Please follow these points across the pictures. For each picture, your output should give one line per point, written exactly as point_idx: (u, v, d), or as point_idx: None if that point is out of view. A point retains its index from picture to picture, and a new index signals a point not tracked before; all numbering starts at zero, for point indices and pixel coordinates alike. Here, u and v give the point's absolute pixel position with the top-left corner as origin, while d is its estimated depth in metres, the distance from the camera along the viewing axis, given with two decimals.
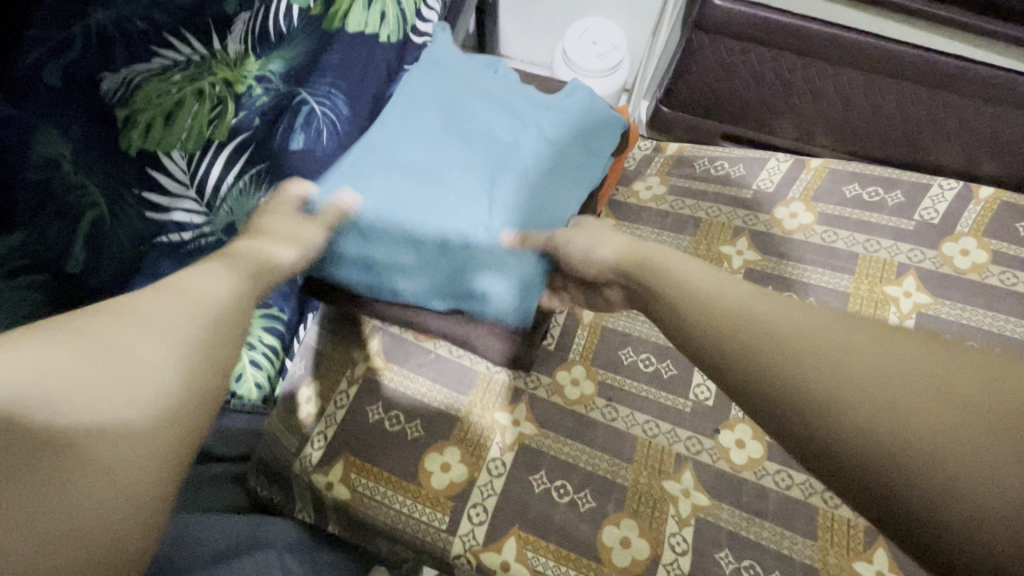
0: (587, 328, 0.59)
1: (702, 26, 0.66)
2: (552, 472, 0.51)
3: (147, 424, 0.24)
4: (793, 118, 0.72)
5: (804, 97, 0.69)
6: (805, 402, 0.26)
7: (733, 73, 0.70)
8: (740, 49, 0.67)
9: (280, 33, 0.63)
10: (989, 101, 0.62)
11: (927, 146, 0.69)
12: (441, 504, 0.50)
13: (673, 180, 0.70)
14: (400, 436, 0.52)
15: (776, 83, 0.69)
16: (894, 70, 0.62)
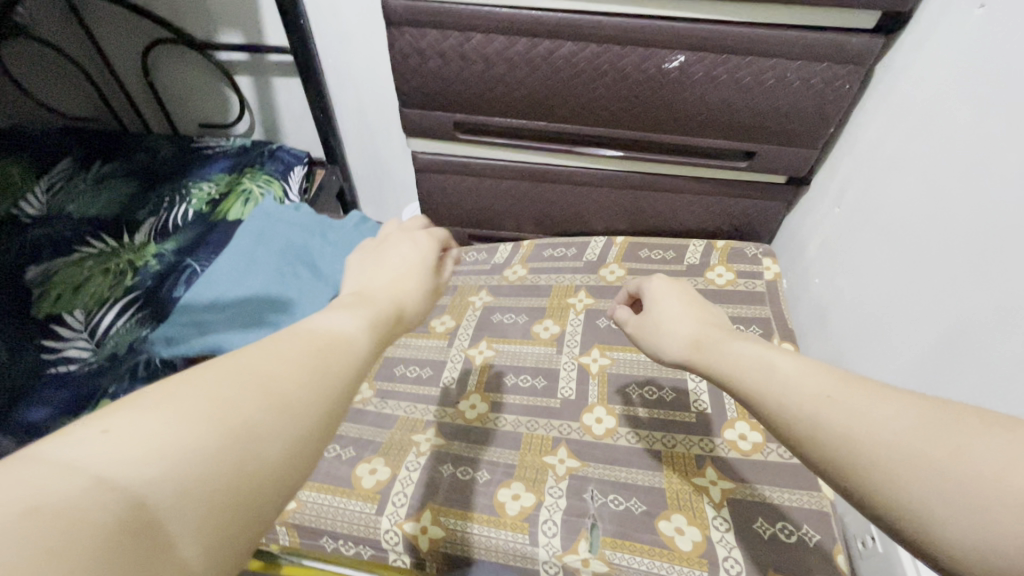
0: (479, 369, 0.80)
1: (482, 160, 0.94)
2: (456, 462, 0.66)
3: (255, 466, 0.26)
4: (573, 210, 0.99)
5: (570, 194, 0.96)
6: (839, 454, 0.32)
7: (517, 187, 0.97)
8: (514, 168, 0.94)
9: (176, 227, 1.22)
10: (680, 183, 0.90)
11: (669, 216, 0.96)
12: (370, 496, 0.63)
13: (530, 264, 0.97)
14: (335, 457, 0.67)
15: (547, 187, 0.96)
16: (610, 171, 0.91)
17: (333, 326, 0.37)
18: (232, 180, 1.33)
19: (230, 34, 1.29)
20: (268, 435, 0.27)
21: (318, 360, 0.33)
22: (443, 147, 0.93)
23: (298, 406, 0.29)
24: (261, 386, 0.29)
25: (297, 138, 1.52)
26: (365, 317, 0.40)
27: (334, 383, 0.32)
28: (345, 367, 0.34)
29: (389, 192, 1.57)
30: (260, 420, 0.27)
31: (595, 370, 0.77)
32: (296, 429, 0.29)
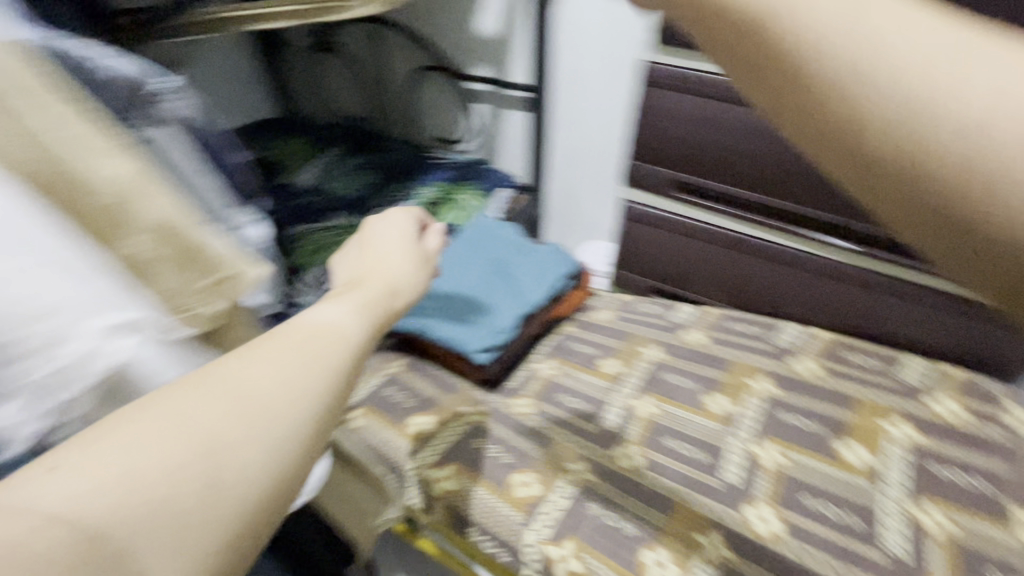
0: (640, 422, 0.80)
1: (688, 219, 0.99)
2: (605, 505, 0.67)
3: (229, 475, 0.29)
4: (767, 290, 0.97)
5: (768, 273, 0.96)
6: (921, 211, 0.28)
7: (715, 253, 1.00)
8: (718, 233, 0.97)
9: (398, 218, 1.44)
10: (899, 290, 0.84)
11: (878, 324, 0.89)
12: (520, 507, 0.67)
13: (712, 334, 0.95)
14: (495, 458, 0.73)
15: (747, 260, 0.97)
16: (819, 259, 0.89)
17: (325, 323, 0.40)
18: (450, 189, 1.52)
19: (485, 70, 1.52)
20: (235, 441, 0.30)
21: (283, 357, 0.35)
22: (658, 202, 1.01)
23: (266, 407, 0.32)
24: (227, 397, 0.31)
25: (509, 164, 1.70)
26: (353, 313, 0.43)
27: (318, 383, 0.35)
28: (331, 365, 0.36)
29: (575, 228, 1.65)
30: (224, 430, 0.30)
31: (768, 464, 0.72)
32: (268, 431, 0.31)
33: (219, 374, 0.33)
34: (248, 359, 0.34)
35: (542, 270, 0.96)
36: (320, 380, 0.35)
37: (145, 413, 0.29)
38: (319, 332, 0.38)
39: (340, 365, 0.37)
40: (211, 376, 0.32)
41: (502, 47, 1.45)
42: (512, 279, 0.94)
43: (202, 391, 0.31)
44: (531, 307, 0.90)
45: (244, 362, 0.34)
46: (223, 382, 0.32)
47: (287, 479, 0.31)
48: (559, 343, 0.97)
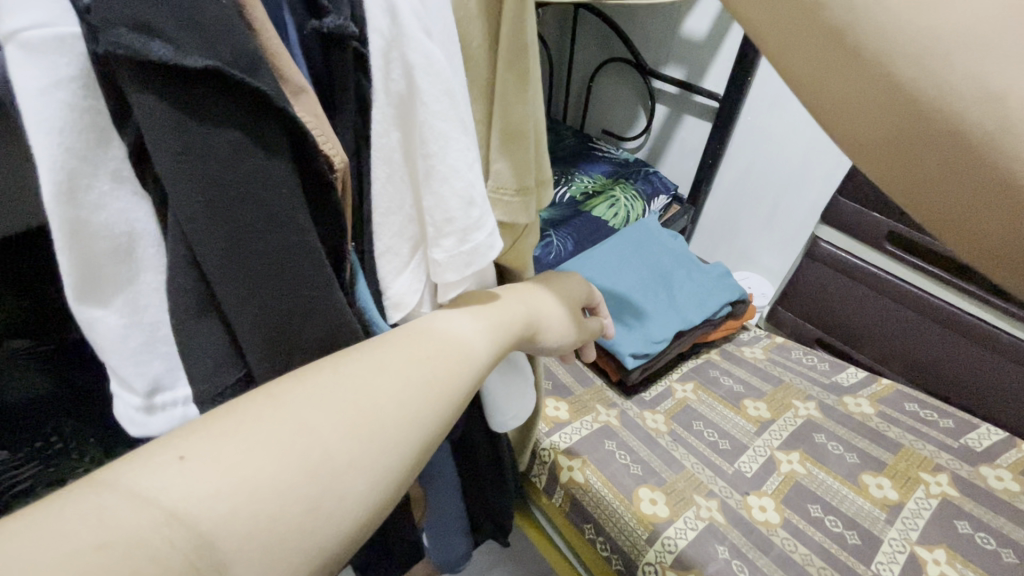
0: (781, 476, 0.74)
1: (885, 274, 0.89)
2: (733, 551, 0.63)
3: (336, 503, 0.25)
4: (959, 374, 0.85)
5: (969, 355, 0.83)
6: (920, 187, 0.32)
7: (905, 317, 0.88)
8: (916, 296, 0.86)
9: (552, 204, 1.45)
10: None
11: None
12: (644, 523, 0.65)
13: (881, 407, 0.84)
14: (624, 465, 0.71)
15: (944, 335, 0.85)
16: None
17: (456, 332, 0.35)
18: (609, 184, 1.48)
19: (675, 70, 1.46)
20: (350, 461, 0.25)
21: (408, 366, 0.30)
22: (853, 247, 0.92)
23: (388, 432, 0.27)
24: (355, 399, 0.27)
25: (672, 169, 1.63)
26: (487, 323, 0.37)
27: (441, 405, 0.30)
28: (445, 392, 0.31)
29: (727, 251, 1.54)
30: (340, 451, 0.25)
31: (933, 572, 0.62)
32: (383, 460, 0.27)
33: (347, 379, 0.28)
34: (378, 368, 0.29)
35: (702, 290, 0.92)
36: (435, 410, 0.30)
37: (262, 412, 0.25)
38: (453, 352, 0.33)
39: (457, 390, 0.32)
40: (339, 379, 0.28)
41: (702, 48, 1.37)
42: (669, 291, 0.91)
43: (331, 395, 0.27)
44: (688, 324, 0.86)
45: (374, 370, 0.29)
46: (352, 390, 0.27)
47: (373, 516, 0.26)
48: (700, 367, 0.92)
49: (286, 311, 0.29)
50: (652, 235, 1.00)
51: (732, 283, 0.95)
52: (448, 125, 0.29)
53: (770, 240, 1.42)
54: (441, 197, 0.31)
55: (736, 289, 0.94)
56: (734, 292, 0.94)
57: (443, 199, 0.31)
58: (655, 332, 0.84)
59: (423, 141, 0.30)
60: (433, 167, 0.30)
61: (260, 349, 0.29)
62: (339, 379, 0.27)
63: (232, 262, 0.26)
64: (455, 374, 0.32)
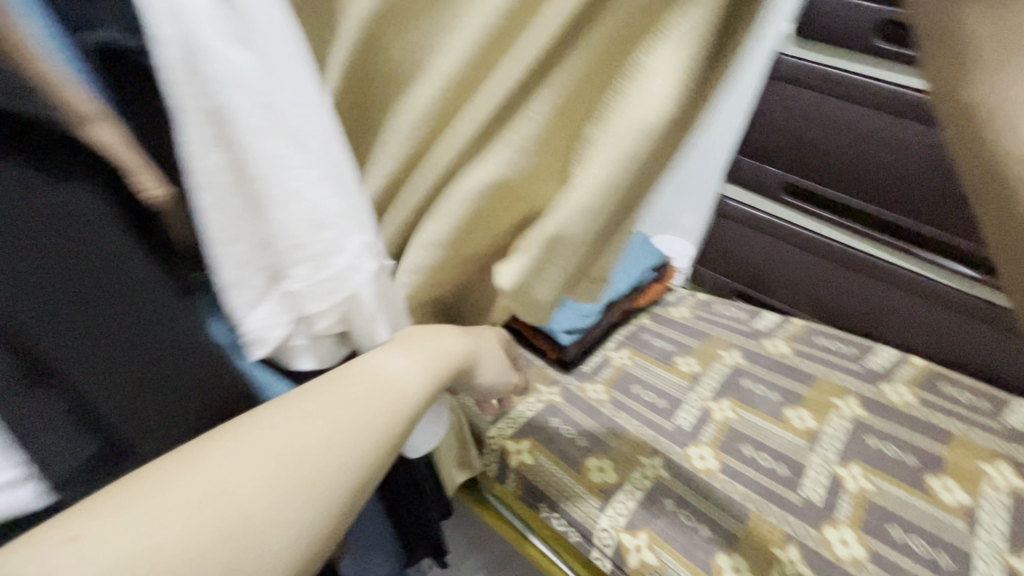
0: (716, 425, 0.78)
1: (784, 222, 0.95)
2: (679, 502, 0.67)
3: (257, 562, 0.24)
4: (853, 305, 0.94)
5: (859, 287, 0.92)
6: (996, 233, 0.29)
7: (805, 260, 0.96)
8: (813, 239, 0.94)
9: None
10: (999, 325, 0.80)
11: (972, 354, 0.85)
12: (594, 491, 0.68)
13: (796, 344, 0.91)
14: (569, 440, 0.74)
15: (838, 271, 0.93)
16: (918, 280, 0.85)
17: (391, 371, 0.33)
18: None
19: None
20: (272, 518, 0.25)
21: (337, 417, 0.29)
22: (754, 200, 0.98)
23: (314, 482, 0.27)
24: (279, 458, 0.26)
25: None
26: (426, 353, 0.37)
27: (368, 453, 0.29)
28: (372, 437, 0.30)
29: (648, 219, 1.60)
30: (260, 509, 0.25)
31: (851, 487, 0.69)
32: (309, 511, 0.26)
33: (273, 431, 0.27)
34: (307, 417, 0.28)
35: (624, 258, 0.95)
36: (362, 458, 0.29)
37: (173, 478, 0.24)
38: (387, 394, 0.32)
39: (390, 433, 0.31)
40: (264, 433, 0.27)
41: None
42: None
43: (254, 449, 0.26)
44: (616, 294, 0.89)
45: (302, 420, 0.28)
46: (276, 442, 0.27)
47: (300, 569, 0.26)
48: (633, 333, 0.96)
49: (127, 375, 0.25)
50: None
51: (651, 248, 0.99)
52: (275, 142, 0.27)
53: (683, 203, 1.49)
54: (282, 222, 0.28)
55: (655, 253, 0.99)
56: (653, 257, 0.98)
57: (285, 223, 0.28)
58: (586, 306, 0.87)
59: (243, 160, 0.26)
60: (263, 191, 0.27)
61: (122, 414, 0.26)
62: (261, 435, 0.27)
63: (53, 329, 0.22)
64: (386, 415, 0.31)
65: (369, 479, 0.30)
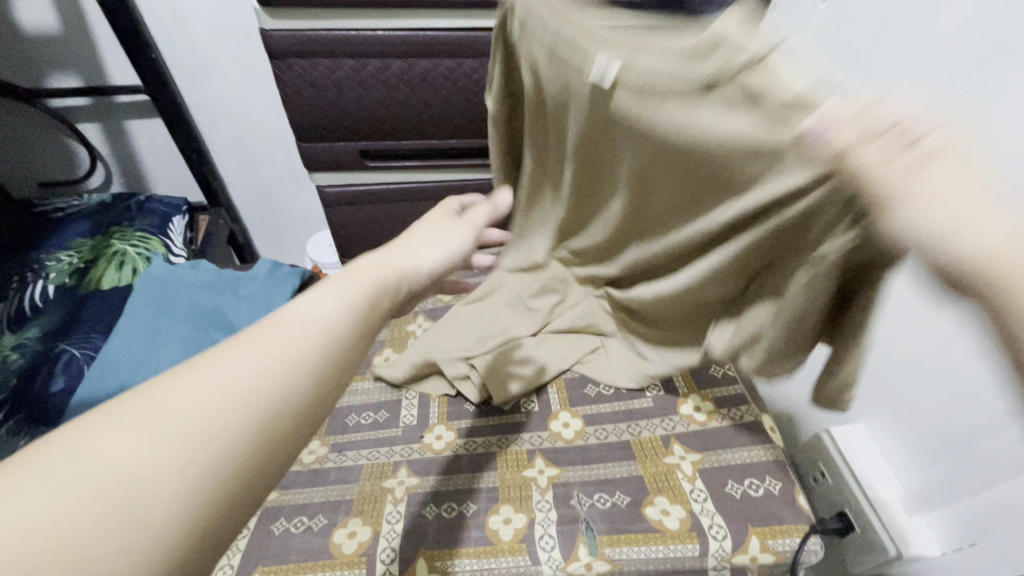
0: (437, 401, 0.76)
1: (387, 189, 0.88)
2: (438, 501, 0.64)
3: (151, 515, 0.22)
4: None
5: None
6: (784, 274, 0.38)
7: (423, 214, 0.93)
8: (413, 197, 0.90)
9: (35, 307, 0.95)
10: None
11: None
12: (356, 562, 0.59)
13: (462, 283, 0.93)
14: (305, 530, 0.62)
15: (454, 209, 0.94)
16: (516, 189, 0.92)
17: (307, 313, 0.32)
18: (97, 242, 1.06)
19: (64, 79, 1.06)
20: (177, 468, 0.23)
21: (263, 362, 0.28)
22: (349, 178, 0.87)
23: (219, 432, 0.25)
24: (190, 413, 0.25)
25: (169, 184, 1.30)
26: (340, 298, 0.34)
27: (272, 401, 0.27)
28: (284, 386, 0.28)
29: (290, 227, 1.40)
30: (160, 463, 0.23)
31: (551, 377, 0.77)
32: (214, 459, 0.24)
33: (174, 391, 0.26)
34: (212, 376, 0.27)
35: (257, 300, 0.83)
36: (272, 407, 0.27)
37: (59, 458, 0.22)
38: (297, 340, 0.30)
39: (308, 375, 0.29)
40: (169, 394, 0.25)
41: (70, 41, 1.01)
42: (223, 327, 0.80)
43: (149, 414, 0.24)
44: None
45: (208, 378, 0.26)
46: (176, 397, 0.25)
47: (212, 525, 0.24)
48: None
49: None
50: (171, 285, 0.83)
51: (285, 273, 0.89)
52: None
53: (318, 199, 1.33)
54: None
55: (287, 274, 0.88)
56: (287, 278, 0.88)
57: None
58: None
59: None
60: None
61: None
62: (168, 390, 0.26)
63: None
64: (296, 361, 0.29)
65: (289, 432, 0.28)
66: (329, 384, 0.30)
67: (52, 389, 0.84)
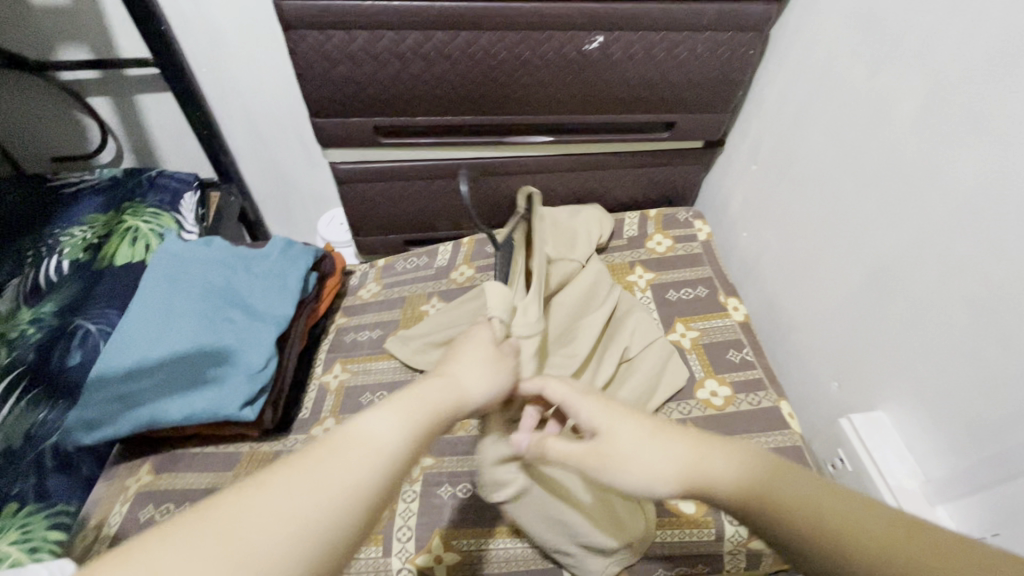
0: None
1: (403, 164, 0.87)
2: (453, 481, 0.64)
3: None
4: (497, 206, 0.96)
5: (499, 189, 0.93)
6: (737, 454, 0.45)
7: (437, 192, 0.92)
8: (428, 173, 0.89)
9: (51, 282, 0.96)
10: (598, 168, 0.91)
11: (596, 197, 0.97)
12: (373, 539, 0.59)
13: (475, 263, 0.92)
14: None
15: (469, 188, 0.92)
16: (534, 166, 0.89)
17: (373, 430, 0.39)
18: (110, 217, 1.06)
19: (74, 51, 1.05)
20: (280, 546, 0.31)
21: (349, 475, 0.36)
22: (362, 155, 0.85)
23: (313, 515, 0.33)
24: (295, 510, 0.33)
25: (181, 160, 1.29)
26: (399, 416, 0.41)
27: (337, 526, 0.33)
28: (356, 485, 0.35)
29: (301, 205, 1.39)
30: (280, 533, 0.32)
31: None
32: (306, 542, 0.32)
33: (290, 481, 0.34)
34: (319, 468, 0.35)
35: (269, 277, 0.83)
36: (347, 501, 0.35)
37: (210, 524, 0.31)
38: (375, 450, 0.38)
39: (377, 484, 0.36)
40: (284, 483, 0.34)
41: (78, 12, 0.99)
42: (237, 304, 0.80)
43: (269, 498, 0.33)
44: (281, 323, 0.77)
45: (316, 470, 0.35)
46: (291, 481, 0.34)
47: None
48: (335, 341, 0.87)
49: None
50: (184, 262, 0.83)
51: (298, 249, 0.88)
52: None
53: (330, 176, 1.31)
54: None
55: (299, 251, 0.87)
56: (300, 255, 0.87)
57: None
58: (242, 356, 0.73)
59: None
60: None
61: None
62: (284, 477, 0.34)
63: None
64: (367, 467, 0.37)
65: (354, 538, 0.34)
66: (386, 494, 0.37)
67: (68, 363, 0.85)
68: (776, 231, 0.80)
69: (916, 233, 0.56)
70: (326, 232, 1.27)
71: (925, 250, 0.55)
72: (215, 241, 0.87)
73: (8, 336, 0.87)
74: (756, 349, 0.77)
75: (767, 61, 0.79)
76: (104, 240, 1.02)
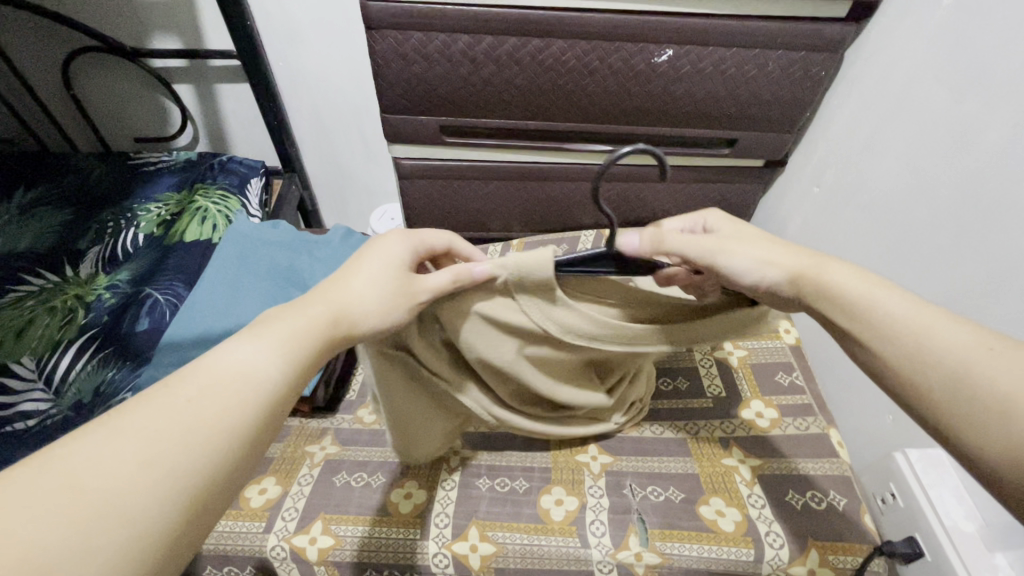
0: None
1: (463, 163, 0.89)
2: (491, 475, 0.65)
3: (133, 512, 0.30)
4: (549, 210, 0.97)
5: (553, 193, 0.94)
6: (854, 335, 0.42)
7: (492, 193, 0.94)
8: (486, 174, 0.91)
9: (127, 253, 1.03)
10: (653, 180, 0.91)
11: (648, 209, 0.97)
12: (411, 522, 0.61)
13: None
14: (365, 486, 0.65)
15: (524, 190, 0.94)
16: (590, 174, 0.91)
17: (245, 366, 0.37)
18: (183, 197, 1.13)
19: (166, 40, 1.12)
20: (153, 476, 0.31)
21: (215, 416, 0.34)
22: (424, 151, 0.88)
23: (184, 446, 0.33)
24: (153, 446, 0.32)
25: (249, 148, 1.36)
26: (276, 345, 0.39)
27: (211, 452, 0.33)
28: (234, 414, 0.35)
29: (356, 197, 1.44)
30: (152, 467, 0.31)
31: None
32: (179, 470, 0.32)
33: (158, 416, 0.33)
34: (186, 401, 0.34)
35: (330, 263, 0.87)
36: (225, 429, 0.34)
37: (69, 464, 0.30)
38: (248, 382, 0.37)
39: (249, 421, 0.36)
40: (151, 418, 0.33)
41: (174, 5, 1.07)
42: (298, 286, 0.84)
43: (136, 434, 0.32)
44: None
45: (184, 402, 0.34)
46: (156, 417, 0.33)
47: (169, 541, 0.31)
48: None
49: None
50: (251, 241, 0.88)
51: (357, 239, 0.92)
52: None
53: (387, 171, 1.36)
54: None
55: (358, 240, 0.92)
56: (359, 244, 0.91)
57: None
58: None
59: None
60: None
61: None
62: (146, 410, 0.33)
63: None
64: (242, 397, 0.36)
65: (228, 470, 0.34)
66: (261, 430, 0.37)
67: (137, 329, 0.91)
68: (837, 255, 0.78)
69: (994, 261, 0.54)
70: (379, 226, 1.31)
71: (1004, 283, 0.53)
72: (281, 225, 0.92)
73: (87, 298, 0.94)
74: (807, 374, 0.75)
75: (839, 83, 0.78)
76: (176, 218, 1.09)
